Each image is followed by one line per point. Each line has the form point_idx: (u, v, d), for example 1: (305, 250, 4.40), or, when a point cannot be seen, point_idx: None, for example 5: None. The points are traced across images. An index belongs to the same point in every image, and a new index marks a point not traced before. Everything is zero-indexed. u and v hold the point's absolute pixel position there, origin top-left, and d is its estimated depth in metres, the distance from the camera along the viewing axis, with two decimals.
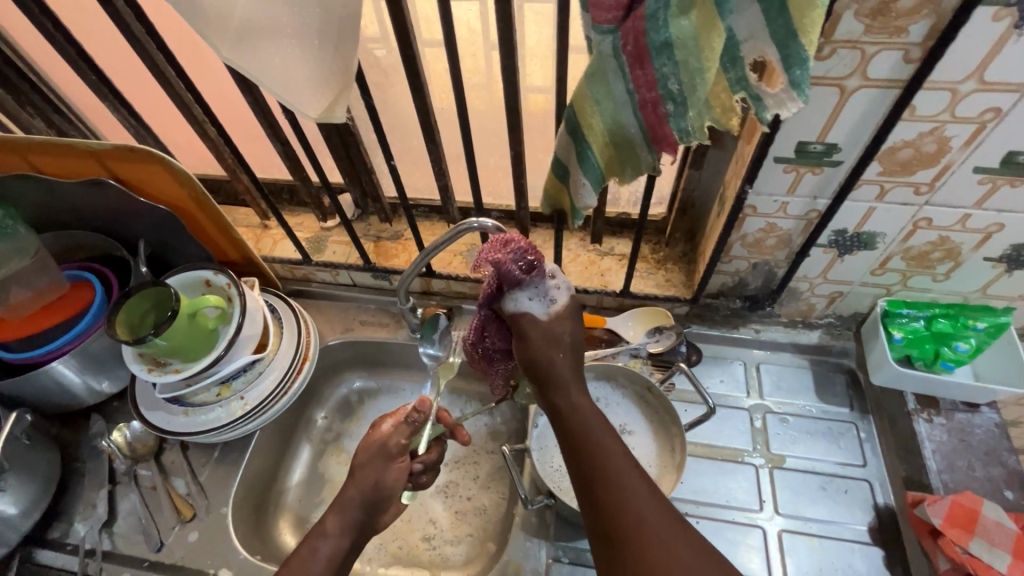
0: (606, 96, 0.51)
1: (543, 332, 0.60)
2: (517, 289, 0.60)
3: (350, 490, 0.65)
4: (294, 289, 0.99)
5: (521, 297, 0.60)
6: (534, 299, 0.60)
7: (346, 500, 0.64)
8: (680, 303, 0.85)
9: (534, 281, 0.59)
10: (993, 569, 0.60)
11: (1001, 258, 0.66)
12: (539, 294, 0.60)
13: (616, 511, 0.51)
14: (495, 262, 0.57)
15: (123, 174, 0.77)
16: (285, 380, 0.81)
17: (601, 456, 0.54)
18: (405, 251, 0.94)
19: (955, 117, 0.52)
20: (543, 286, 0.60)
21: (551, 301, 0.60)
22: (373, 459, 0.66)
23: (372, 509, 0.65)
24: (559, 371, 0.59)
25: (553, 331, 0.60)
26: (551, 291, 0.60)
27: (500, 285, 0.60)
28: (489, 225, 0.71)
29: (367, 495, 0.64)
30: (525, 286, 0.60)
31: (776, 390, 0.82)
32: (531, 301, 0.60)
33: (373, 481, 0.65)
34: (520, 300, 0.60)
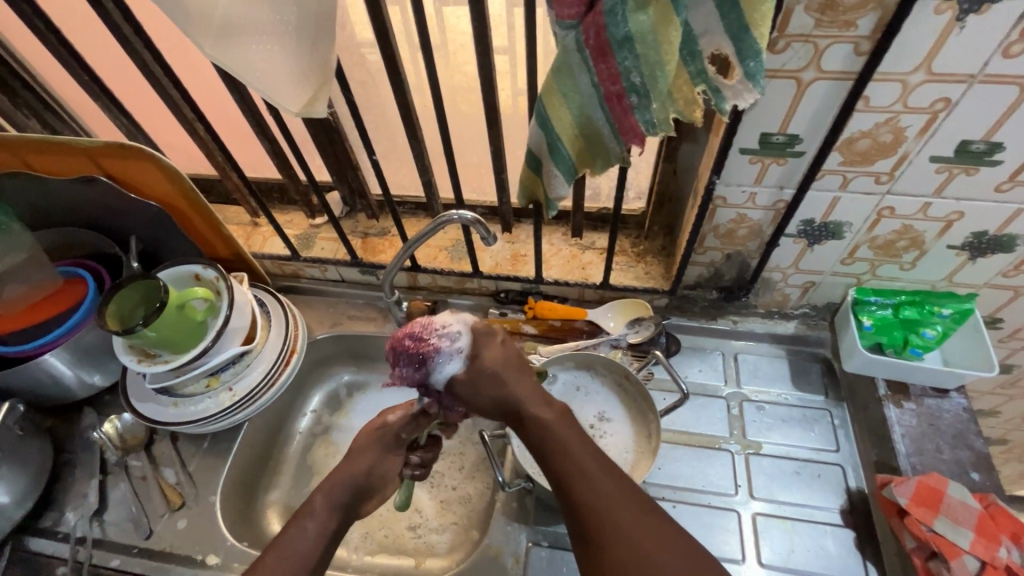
0: (573, 89, 0.54)
1: (473, 383, 0.55)
2: (429, 370, 0.55)
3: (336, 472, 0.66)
4: (283, 285, 1.01)
5: (437, 377, 0.55)
6: (443, 363, 0.55)
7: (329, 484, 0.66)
8: (659, 295, 0.87)
9: (433, 351, 0.55)
10: (956, 546, 0.61)
11: (963, 246, 0.68)
12: (447, 359, 0.55)
13: (595, 516, 0.50)
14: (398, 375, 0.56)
15: (115, 171, 0.79)
16: (273, 372, 0.83)
17: (577, 463, 0.53)
18: (392, 246, 0.96)
19: (908, 107, 0.55)
20: (445, 351, 0.55)
21: (462, 354, 0.55)
22: (355, 445, 0.68)
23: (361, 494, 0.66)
24: (511, 398, 0.55)
25: (485, 374, 0.55)
26: (453, 342, 0.55)
27: (414, 377, 0.56)
28: (468, 217, 0.73)
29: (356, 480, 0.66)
30: (430, 362, 0.55)
31: (753, 379, 0.84)
32: (445, 369, 0.55)
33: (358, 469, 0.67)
34: (437, 375, 0.55)
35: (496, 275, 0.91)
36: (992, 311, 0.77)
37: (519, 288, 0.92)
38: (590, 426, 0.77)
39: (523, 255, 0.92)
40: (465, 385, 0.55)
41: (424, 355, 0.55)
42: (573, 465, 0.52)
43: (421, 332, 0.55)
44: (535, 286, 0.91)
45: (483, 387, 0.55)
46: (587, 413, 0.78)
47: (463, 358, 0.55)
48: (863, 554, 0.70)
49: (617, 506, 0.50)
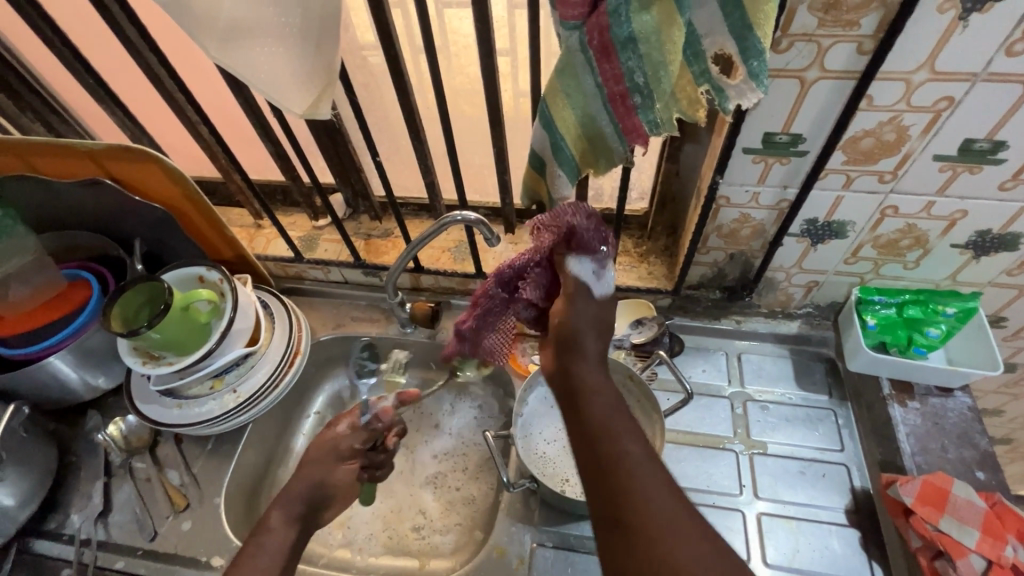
0: (576, 90, 0.54)
1: (585, 304, 0.62)
2: (581, 254, 0.62)
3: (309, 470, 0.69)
4: (286, 287, 1.01)
5: (582, 263, 0.62)
6: (593, 272, 0.62)
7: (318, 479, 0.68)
8: (662, 295, 0.87)
9: (598, 256, 0.62)
10: (962, 545, 0.61)
11: (967, 245, 0.68)
12: (592, 264, 0.62)
13: (634, 501, 0.48)
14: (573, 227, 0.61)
15: (119, 173, 0.80)
16: (277, 373, 0.83)
17: (622, 440, 0.52)
18: (395, 248, 0.96)
19: (911, 106, 0.55)
20: (601, 258, 0.63)
21: (599, 272, 0.62)
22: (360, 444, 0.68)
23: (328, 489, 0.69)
24: (579, 346, 0.60)
25: (588, 308, 0.62)
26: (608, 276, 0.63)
27: (568, 242, 0.62)
28: (471, 218, 0.74)
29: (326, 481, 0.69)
30: (590, 257, 0.62)
31: (757, 379, 0.84)
32: (586, 264, 0.62)
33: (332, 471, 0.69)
34: (581, 266, 0.62)
35: None
36: (997, 309, 0.77)
37: None
38: None
39: None
40: (584, 295, 0.62)
41: (595, 249, 0.61)
42: (616, 439, 0.52)
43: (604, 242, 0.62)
44: None
45: (581, 313, 0.61)
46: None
47: (600, 292, 0.63)
48: (869, 554, 0.70)
49: (652, 491, 0.48)
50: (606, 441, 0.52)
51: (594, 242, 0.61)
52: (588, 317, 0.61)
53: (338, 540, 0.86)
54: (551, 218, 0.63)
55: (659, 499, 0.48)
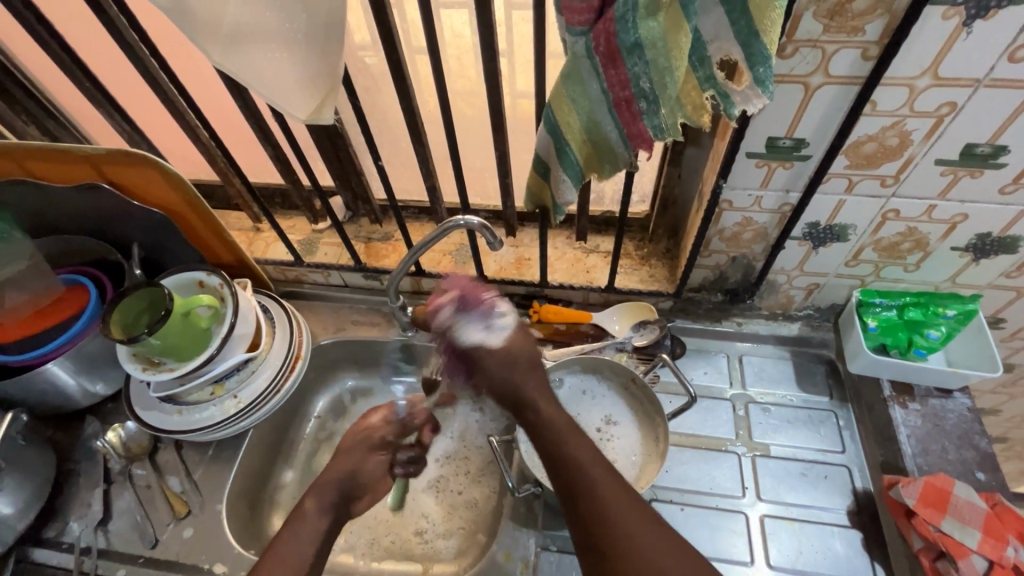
0: (582, 95, 0.54)
1: (497, 359, 0.65)
2: (470, 318, 0.66)
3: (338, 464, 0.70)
4: (286, 290, 1.01)
5: (471, 329, 0.66)
6: (485, 324, 0.66)
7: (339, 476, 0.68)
8: (664, 298, 0.87)
9: (483, 312, 0.66)
10: (964, 546, 0.62)
11: (966, 248, 0.69)
12: (482, 322, 0.67)
13: (604, 527, 0.53)
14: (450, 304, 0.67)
15: (117, 177, 0.79)
16: (278, 378, 0.83)
17: (584, 470, 0.57)
18: (395, 251, 0.95)
19: (914, 111, 0.55)
20: (486, 316, 0.67)
21: (491, 322, 0.66)
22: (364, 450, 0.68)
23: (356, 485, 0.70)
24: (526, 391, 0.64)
25: (507, 354, 0.65)
26: (497, 321, 0.66)
27: (454, 317, 0.67)
28: (474, 222, 0.73)
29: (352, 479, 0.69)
30: (479, 315, 0.66)
31: (758, 381, 0.85)
32: (479, 327, 0.66)
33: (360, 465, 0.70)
34: (473, 325, 0.66)
35: (501, 279, 0.91)
36: (995, 311, 0.77)
37: (524, 292, 0.92)
38: (597, 430, 0.77)
39: (527, 259, 0.92)
40: (488, 351, 0.65)
41: (477, 308, 0.67)
42: (578, 470, 0.57)
43: (484, 297, 0.68)
44: (539, 290, 0.91)
45: (504, 364, 0.65)
46: (594, 416, 0.78)
47: (500, 337, 0.66)
48: (871, 555, 0.70)
49: (627, 517, 0.53)
50: (576, 479, 0.56)
51: (475, 303, 0.67)
52: (519, 356, 0.66)
53: (340, 545, 0.86)
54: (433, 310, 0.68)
55: (633, 521, 0.53)
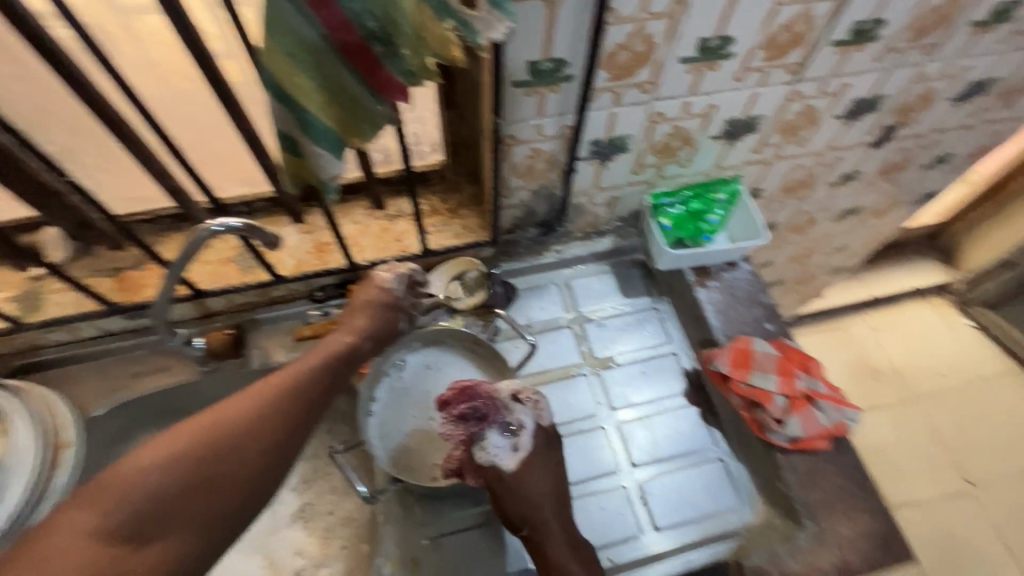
0: (298, 48, 0.43)
1: (513, 480, 0.66)
2: (483, 432, 0.68)
3: (308, 362, 0.62)
4: (18, 366, 0.76)
5: (496, 439, 0.68)
6: (509, 436, 0.68)
7: (305, 374, 0.60)
8: (483, 246, 0.84)
9: (491, 426, 0.68)
10: (768, 391, 0.73)
11: (722, 134, 0.75)
12: (497, 437, 0.68)
13: None
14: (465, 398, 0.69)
15: None
16: (39, 482, 0.63)
17: None
18: (156, 276, 0.76)
19: (650, 13, 0.55)
20: (508, 424, 0.69)
21: (512, 437, 0.68)
22: (371, 321, 0.69)
23: (330, 392, 0.62)
24: (538, 497, 0.66)
25: (540, 472, 0.67)
26: (517, 437, 0.68)
27: (476, 426, 0.68)
28: (234, 225, 0.61)
29: (324, 375, 0.62)
30: (503, 433, 0.68)
31: (588, 300, 0.88)
32: (500, 436, 0.68)
33: (366, 344, 0.67)
34: (493, 441, 0.67)
35: (304, 275, 0.79)
36: (754, 183, 0.88)
37: (336, 279, 0.81)
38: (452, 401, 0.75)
39: (327, 243, 0.81)
40: (499, 474, 0.66)
41: (494, 423, 0.69)
42: None
43: (492, 398, 0.69)
44: (351, 274, 0.81)
45: (525, 482, 0.66)
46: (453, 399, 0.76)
47: (506, 461, 0.67)
48: (707, 423, 0.80)
49: None
50: None
51: (489, 412, 0.68)
52: (537, 486, 0.66)
53: None
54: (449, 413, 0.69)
55: None
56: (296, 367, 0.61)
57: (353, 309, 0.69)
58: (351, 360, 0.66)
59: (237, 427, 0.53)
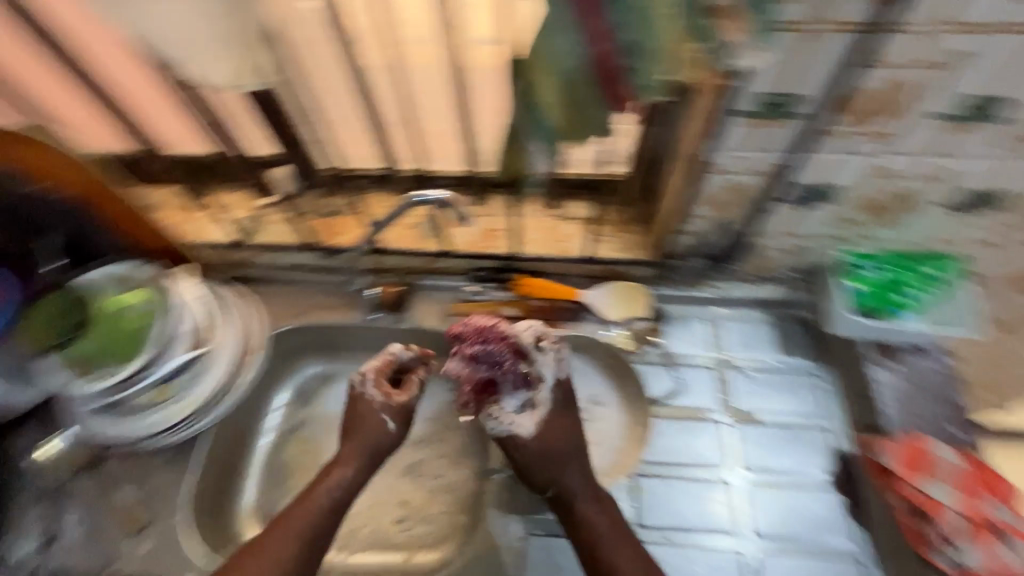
0: (556, 54, 0.46)
1: (533, 441, 0.70)
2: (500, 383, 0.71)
3: (294, 528, 0.64)
4: (232, 275, 0.90)
5: (512, 396, 0.71)
6: (524, 394, 0.71)
7: (294, 520, 0.65)
8: (644, 265, 0.83)
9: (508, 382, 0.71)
10: (939, 502, 0.69)
11: (955, 204, 0.66)
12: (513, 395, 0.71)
13: None
14: (492, 343, 0.70)
15: (14, 159, 0.68)
16: (230, 375, 0.76)
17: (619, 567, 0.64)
18: (350, 226, 0.87)
19: (913, 61, 0.51)
20: (528, 382, 0.71)
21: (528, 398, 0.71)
22: (361, 428, 0.72)
23: (336, 513, 0.67)
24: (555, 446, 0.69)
25: (550, 427, 0.71)
26: (534, 399, 0.71)
27: (495, 374, 0.71)
28: (440, 198, 0.68)
29: (305, 541, 0.64)
30: (519, 389, 0.71)
31: (741, 347, 0.82)
32: (515, 392, 0.71)
33: (347, 466, 0.70)
34: (510, 403, 0.71)
35: (470, 254, 0.85)
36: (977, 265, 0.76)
37: (494, 265, 0.86)
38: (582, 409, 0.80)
39: (495, 230, 0.85)
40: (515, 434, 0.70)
41: (512, 374, 0.71)
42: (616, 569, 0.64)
43: (512, 348, 0.71)
44: (511, 262, 0.85)
45: (541, 444, 0.70)
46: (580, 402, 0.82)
47: (527, 427, 0.70)
48: (851, 518, 0.72)
49: None
50: None
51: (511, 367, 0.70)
52: (556, 441, 0.70)
53: None
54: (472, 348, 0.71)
55: None
56: (293, 512, 0.66)
57: (351, 426, 0.73)
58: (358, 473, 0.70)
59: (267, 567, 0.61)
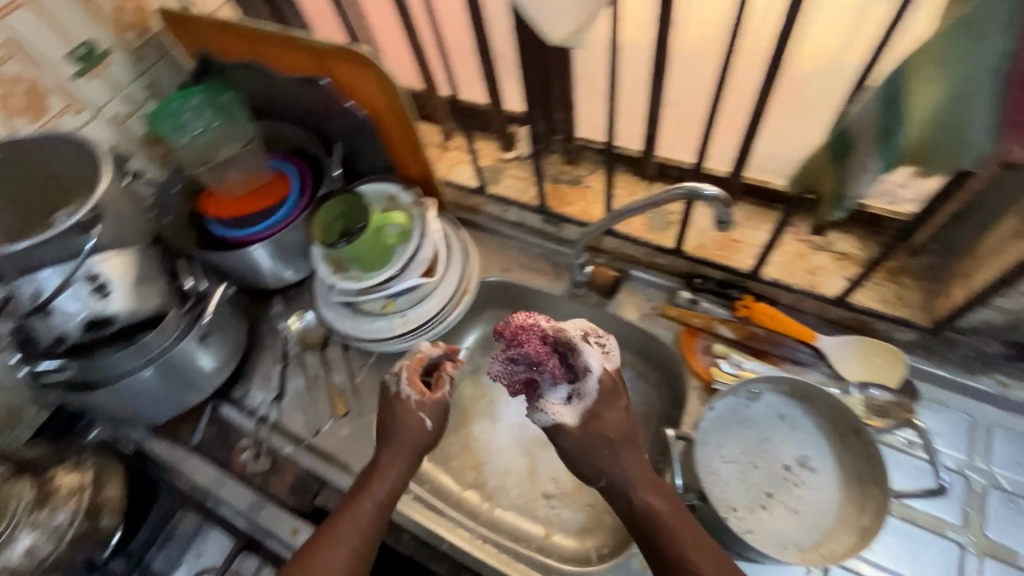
0: (970, 62, 0.37)
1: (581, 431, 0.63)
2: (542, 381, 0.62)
3: (343, 537, 0.63)
4: (458, 217, 0.95)
5: (556, 392, 0.62)
6: (570, 386, 0.63)
7: (345, 529, 0.63)
8: (911, 330, 0.69)
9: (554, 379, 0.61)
10: None
11: None
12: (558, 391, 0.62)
13: None
14: (523, 344, 0.59)
15: (335, 75, 0.79)
16: (444, 308, 0.81)
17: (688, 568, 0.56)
18: (581, 199, 0.87)
19: None
20: (576, 371, 0.63)
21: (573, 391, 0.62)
22: (398, 427, 0.69)
23: (380, 517, 0.65)
24: (618, 423, 0.63)
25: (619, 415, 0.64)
26: (580, 386, 0.62)
27: (534, 374, 0.61)
28: (710, 195, 0.63)
29: (358, 547, 0.62)
30: (564, 381, 0.62)
31: (1014, 465, 0.66)
32: (557, 388, 0.62)
33: (391, 471, 0.67)
34: (552, 396, 0.62)
35: (697, 258, 0.79)
36: None
37: (721, 278, 0.79)
38: (785, 468, 0.66)
39: (734, 240, 0.78)
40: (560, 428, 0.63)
41: (552, 375, 0.61)
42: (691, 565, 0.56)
43: (548, 339, 0.61)
44: (743, 280, 0.77)
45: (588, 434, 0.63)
46: (788, 459, 0.67)
47: (573, 417, 0.62)
48: None
49: None
50: None
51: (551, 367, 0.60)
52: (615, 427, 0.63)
53: (470, 481, 0.85)
54: (507, 351, 0.60)
55: None
56: (345, 517, 0.64)
57: (389, 424, 0.69)
58: (405, 469, 0.68)
59: None
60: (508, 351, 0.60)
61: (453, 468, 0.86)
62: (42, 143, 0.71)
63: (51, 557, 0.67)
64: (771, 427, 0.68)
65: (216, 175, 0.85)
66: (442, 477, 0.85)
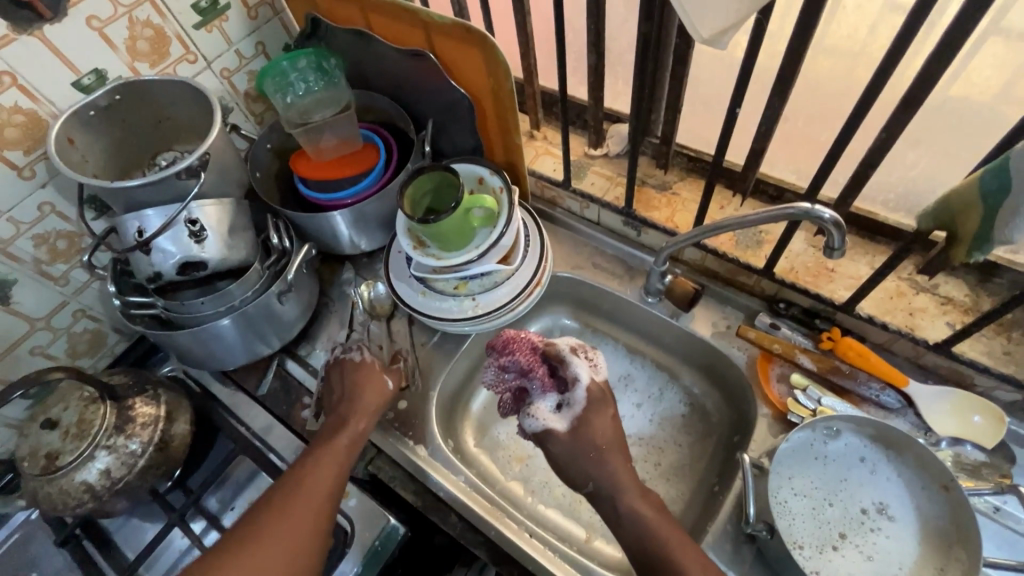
0: None
1: (567, 438, 0.68)
2: (532, 389, 0.70)
3: (319, 459, 0.69)
4: (537, 208, 0.96)
5: (545, 400, 0.70)
6: (558, 396, 0.70)
7: (323, 454, 0.70)
8: (1017, 390, 0.65)
9: (541, 386, 0.70)
10: None
11: None
12: (546, 398, 0.70)
13: None
14: (512, 352, 0.68)
15: (441, 51, 0.79)
16: (516, 298, 0.81)
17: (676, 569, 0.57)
18: (667, 206, 0.84)
19: None
20: (563, 381, 0.70)
21: (560, 400, 0.70)
22: (367, 378, 0.78)
23: (357, 448, 0.73)
24: (605, 430, 0.68)
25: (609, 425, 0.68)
26: (568, 393, 0.70)
27: (525, 381, 0.70)
28: (826, 217, 0.57)
29: (335, 469, 0.69)
30: (554, 391, 0.70)
31: None
32: (546, 396, 0.70)
33: (366, 416, 0.75)
34: (543, 404, 0.70)
35: (788, 283, 0.75)
36: None
37: (806, 305, 0.76)
38: (862, 512, 0.64)
39: (828, 268, 0.75)
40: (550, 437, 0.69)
41: (540, 383, 0.69)
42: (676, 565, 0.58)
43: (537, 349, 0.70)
44: (832, 312, 0.74)
45: (577, 442, 0.67)
46: (863, 503, 0.64)
47: (561, 425, 0.69)
48: None
49: None
50: None
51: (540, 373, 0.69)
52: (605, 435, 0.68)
53: (515, 472, 0.85)
54: (498, 360, 0.69)
55: None
56: (326, 444, 0.71)
57: (357, 382, 0.78)
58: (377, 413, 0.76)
59: (297, 493, 0.66)
60: (497, 361, 0.70)
61: (500, 456, 0.86)
62: (160, 86, 0.74)
63: (124, 479, 0.71)
64: (849, 468, 0.65)
65: (310, 138, 0.83)
66: (488, 465, 0.85)
